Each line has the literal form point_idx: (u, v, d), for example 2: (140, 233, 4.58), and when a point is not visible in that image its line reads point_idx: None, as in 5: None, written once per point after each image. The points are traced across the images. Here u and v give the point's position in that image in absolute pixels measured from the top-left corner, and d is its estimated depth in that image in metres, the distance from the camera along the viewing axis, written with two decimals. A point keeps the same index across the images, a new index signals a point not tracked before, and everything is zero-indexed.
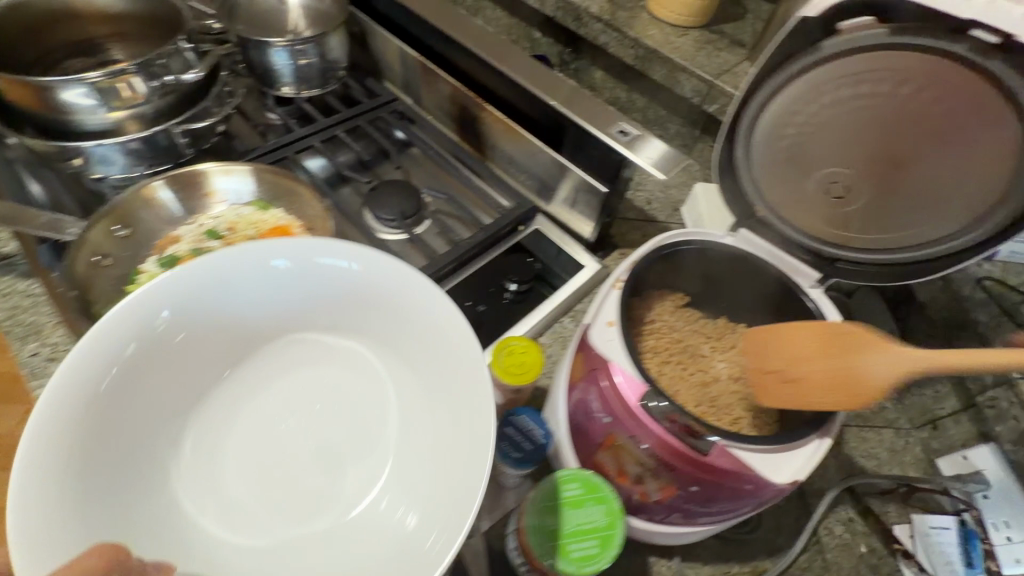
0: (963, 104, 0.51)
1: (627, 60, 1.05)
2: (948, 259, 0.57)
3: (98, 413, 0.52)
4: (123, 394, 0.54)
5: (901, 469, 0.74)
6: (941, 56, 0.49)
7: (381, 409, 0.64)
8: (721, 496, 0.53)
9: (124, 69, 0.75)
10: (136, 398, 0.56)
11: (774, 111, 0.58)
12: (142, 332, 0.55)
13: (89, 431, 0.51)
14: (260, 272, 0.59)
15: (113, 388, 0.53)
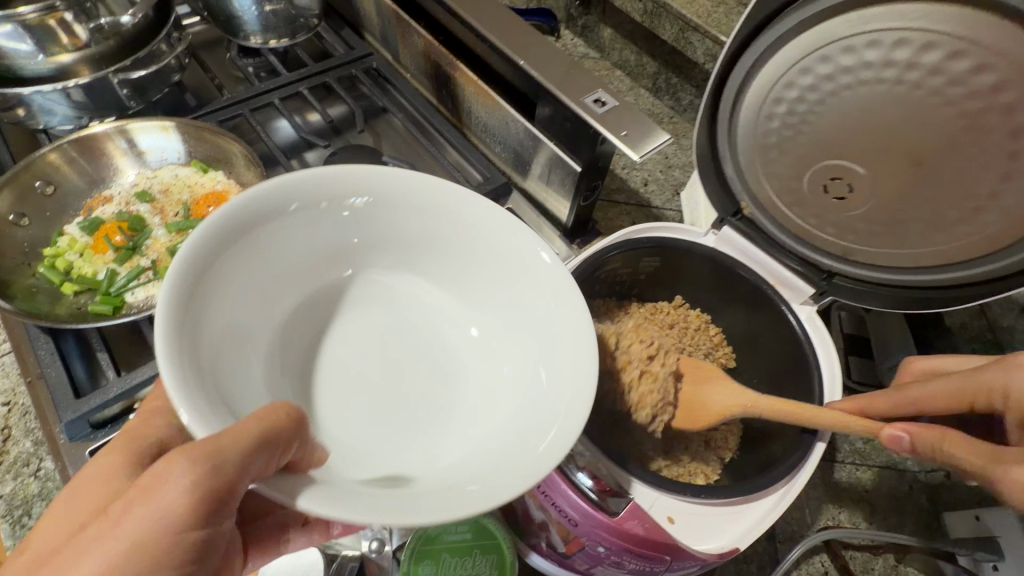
0: (1014, 77, 0.39)
1: (635, 16, 0.90)
2: (973, 287, 0.45)
3: (229, 281, 0.41)
4: (244, 267, 0.42)
5: (899, 519, 0.62)
6: (983, 8, 0.38)
7: (458, 374, 0.48)
8: (635, 560, 0.42)
9: (52, 5, 0.68)
10: (258, 284, 0.44)
11: (765, 81, 0.47)
12: (302, 203, 0.45)
13: (229, 296, 0.41)
14: (389, 182, 0.47)
15: (240, 254, 0.42)
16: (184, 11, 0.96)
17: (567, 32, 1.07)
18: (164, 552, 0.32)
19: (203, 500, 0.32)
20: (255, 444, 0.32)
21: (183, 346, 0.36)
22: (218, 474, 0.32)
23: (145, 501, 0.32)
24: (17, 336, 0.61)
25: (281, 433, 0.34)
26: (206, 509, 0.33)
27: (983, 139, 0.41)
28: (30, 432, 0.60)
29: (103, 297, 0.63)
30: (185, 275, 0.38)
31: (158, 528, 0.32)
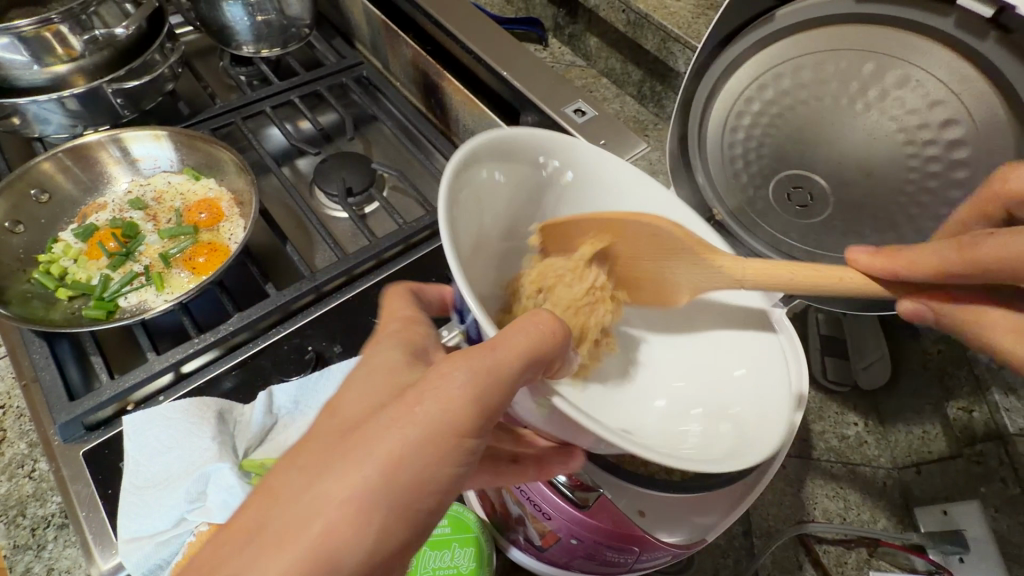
0: (946, 95, 0.43)
1: (618, 27, 0.93)
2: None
3: (474, 206, 0.41)
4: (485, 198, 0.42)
5: (871, 514, 0.64)
6: None
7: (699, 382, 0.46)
8: (606, 550, 0.44)
9: (48, 18, 0.70)
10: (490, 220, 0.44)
11: (730, 96, 0.50)
12: (538, 157, 0.45)
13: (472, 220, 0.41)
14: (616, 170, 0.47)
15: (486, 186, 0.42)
16: (178, 20, 0.98)
17: (554, 41, 1.09)
18: (456, 450, 0.30)
19: (485, 399, 0.31)
20: (529, 358, 0.32)
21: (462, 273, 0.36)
22: (502, 372, 0.31)
23: (432, 390, 0.31)
24: (12, 341, 0.62)
25: (548, 346, 0.34)
26: (490, 411, 0.31)
27: (924, 151, 0.44)
28: (24, 434, 0.62)
29: (98, 302, 0.65)
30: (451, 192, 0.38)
31: (447, 416, 0.30)
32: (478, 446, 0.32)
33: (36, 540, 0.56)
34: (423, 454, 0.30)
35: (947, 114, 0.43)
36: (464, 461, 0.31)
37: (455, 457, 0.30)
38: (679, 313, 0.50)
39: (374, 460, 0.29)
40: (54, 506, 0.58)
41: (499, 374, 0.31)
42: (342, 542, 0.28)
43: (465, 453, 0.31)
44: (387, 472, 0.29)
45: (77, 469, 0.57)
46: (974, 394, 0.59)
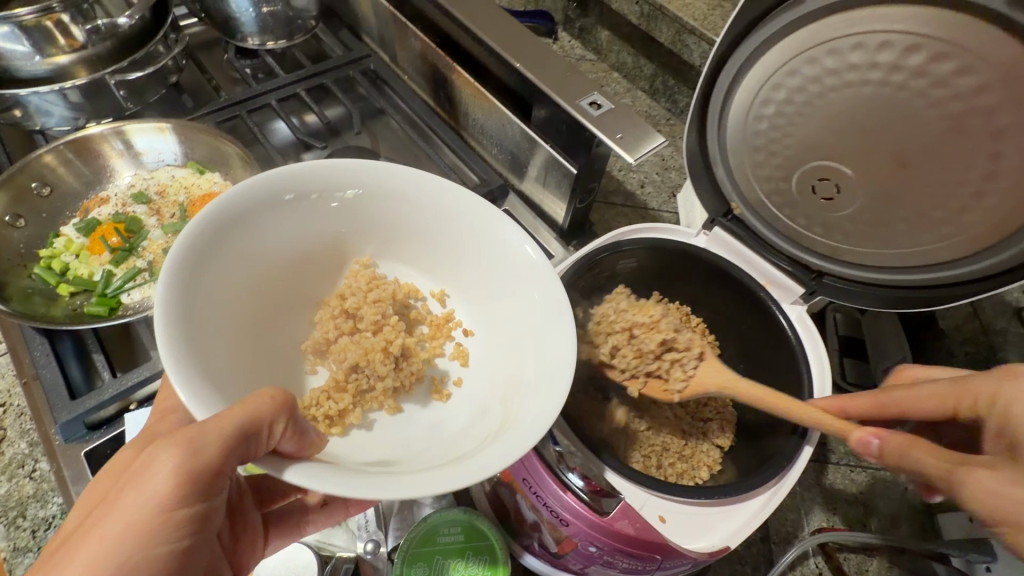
0: (995, 81, 0.39)
1: (631, 18, 0.90)
2: (949, 290, 0.45)
3: (238, 252, 0.44)
4: (255, 240, 0.46)
5: (892, 520, 0.62)
6: (959, 10, 0.39)
7: (494, 393, 0.48)
8: (624, 559, 0.42)
9: (49, 7, 0.68)
10: (269, 257, 0.47)
11: (754, 83, 0.48)
12: (313, 189, 0.47)
13: (232, 261, 0.44)
14: (423, 192, 0.49)
15: (251, 229, 0.45)
16: (182, 11, 0.96)
17: (564, 34, 1.07)
18: (158, 528, 0.34)
19: (193, 472, 0.35)
20: (236, 433, 0.34)
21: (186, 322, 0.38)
22: (201, 453, 0.34)
23: (133, 488, 0.34)
24: (12, 339, 0.61)
25: (270, 415, 0.35)
26: (196, 487, 0.35)
27: (964, 140, 0.42)
28: (25, 433, 0.60)
29: (100, 297, 0.63)
30: (197, 242, 0.41)
31: (152, 503, 0.33)
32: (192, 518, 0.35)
33: (37, 541, 0.55)
34: (122, 534, 0.33)
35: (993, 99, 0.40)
36: (182, 531, 0.35)
37: (164, 533, 0.34)
38: (516, 328, 0.48)
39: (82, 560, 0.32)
40: (55, 507, 0.56)
41: (204, 457, 0.34)
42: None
43: (174, 526, 0.35)
44: (114, 545, 0.33)
45: (79, 469, 0.56)
46: None
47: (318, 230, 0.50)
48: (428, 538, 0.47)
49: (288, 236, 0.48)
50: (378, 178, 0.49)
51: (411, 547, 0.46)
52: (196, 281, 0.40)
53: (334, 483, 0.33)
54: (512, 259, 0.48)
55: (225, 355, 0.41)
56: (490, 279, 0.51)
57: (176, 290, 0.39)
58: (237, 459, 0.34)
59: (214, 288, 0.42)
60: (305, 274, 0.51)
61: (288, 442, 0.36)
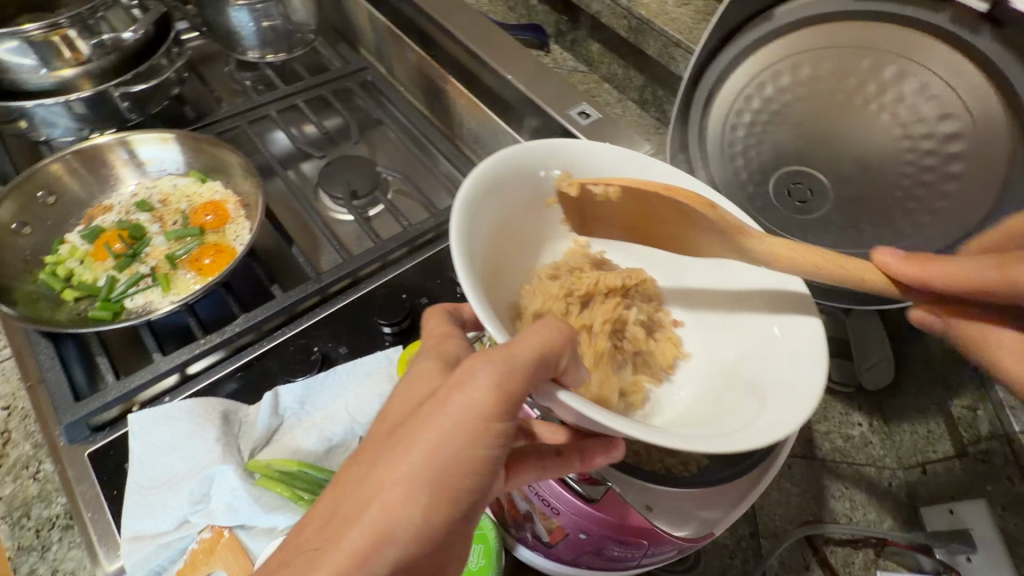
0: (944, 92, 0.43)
1: (620, 31, 0.93)
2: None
3: (491, 211, 0.44)
4: (503, 204, 0.45)
5: (877, 514, 0.64)
6: (910, 27, 0.44)
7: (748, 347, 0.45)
8: (611, 543, 0.44)
9: (56, 23, 0.71)
10: (511, 223, 0.47)
11: (730, 92, 0.51)
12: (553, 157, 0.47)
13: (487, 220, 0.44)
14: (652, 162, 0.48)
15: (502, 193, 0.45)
16: (184, 26, 0.99)
17: (556, 47, 1.10)
18: (482, 436, 0.32)
19: (511, 394, 0.32)
20: (538, 356, 0.33)
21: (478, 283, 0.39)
22: (516, 376, 0.32)
23: (458, 395, 0.32)
24: (18, 343, 0.62)
25: (557, 350, 0.34)
26: (508, 412, 0.33)
27: (919, 147, 0.45)
28: (29, 435, 0.62)
29: (104, 303, 0.65)
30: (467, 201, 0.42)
31: (476, 419, 0.32)
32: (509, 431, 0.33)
33: (40, 541, 0.56)
34: (450, 436, 0.32)
35: (941, 109, 0.44)
36: (498, 442, 0.33)
37: (486, 440, 0.32)
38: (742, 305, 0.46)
39: (410, 464, 0.31)
40: (59, 507, 0.57)
41: (521, 375, 0.33)
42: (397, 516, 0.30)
43: (495, 436, 0.33)
44: (443, 447, 0.32)
45: (83, 470, 0.57)
46: (976, 392, 0.59)
47: (556, 197, 0.49)
48: None
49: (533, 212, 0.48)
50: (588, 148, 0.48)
51: None
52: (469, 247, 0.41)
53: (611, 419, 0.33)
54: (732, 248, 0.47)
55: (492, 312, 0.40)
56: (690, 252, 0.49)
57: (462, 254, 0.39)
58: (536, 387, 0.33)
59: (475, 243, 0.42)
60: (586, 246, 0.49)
61: (568, 373, 0.36)
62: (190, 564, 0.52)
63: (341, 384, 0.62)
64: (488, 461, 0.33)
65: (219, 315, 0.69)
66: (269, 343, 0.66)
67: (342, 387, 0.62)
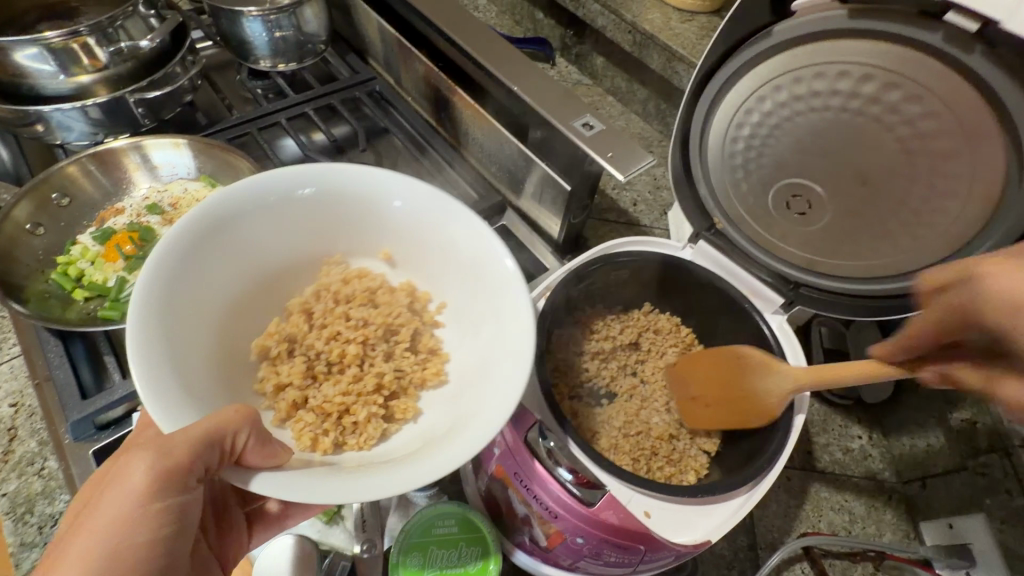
0: (940, 107, 0.43)
1: (625, 46, 0.95)
2: (907, 299, 0.47)
3: (204, 250, 0.47)
4: (220, 241, 0.48)
5: (877, 527, 0.64)
6: (909, 45, 0.43)
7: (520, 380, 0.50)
8: (608, 549, 0.44)
9: (76, 31, 0.73)
10: (230, 257, 0.50)
11: (730, 109, 0.52)
12: (281, 198, 0.51)
13: (204, 262, 0.47)
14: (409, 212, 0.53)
15: (213, 233, 0.48)
16: (198, 35, 1.01)
17: (562, 60, 1.12)
18: (138, 518, 0.40)
19: (169, 472, 0.40)
20: (196, 444, 0.38)
21: (162, 321, 0.42)
22: (170, 456, 0.39)
23: (119, 476, 0.40)
24: (28, 341, 0.63)
25: (227, 434, 0.39)
26: (164, 488, 0.40)
27: (914, 161, 0.46)
28: (35, 432, 0.62)
29: (113, 302, 0.66)
30: (174, 246, 0.45)
31: (128, 500, 0.39)
32: (166, 509, 0.41)
33: (43, 537, 0.56)
34: (111, 524, 0.39)
35: (939, 126, 0.44)
36: (161, 521, 0.41)
37: (141, 523, 0.40)
38: (480, 340, 0.50)
39: (96, 546, 0.38)
40: (62, 504, 0.58)
41: (168, 452, 0.39)
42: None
43: (154, 515, 0.40)
44: (102, 534, 0.38)
45: (86, 467, 0.58)
46: (977, 405, 0.60)
47: (281, 236, 0.52)
48: (425, 529, 0.50)
49: (258, 240, 0.51)
50: (332, 179, 0.52)
51: (409, 538, 0.49)
52: (178, 281, 0.45)
53: (300, 493, 0.37)
54: (488, 288, 0.51)
55: (194, 363, 0.44)
56: (467, 280, 0.53)
57: (157, 289, 0.43)
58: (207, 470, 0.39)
59: (189, 291, 0.46)
60: (266, 281, 0.53)
61: (253, 454, 0.39)
62: None
63: None
64: (151, 540, 0.40)
65: None
66: None
67: None
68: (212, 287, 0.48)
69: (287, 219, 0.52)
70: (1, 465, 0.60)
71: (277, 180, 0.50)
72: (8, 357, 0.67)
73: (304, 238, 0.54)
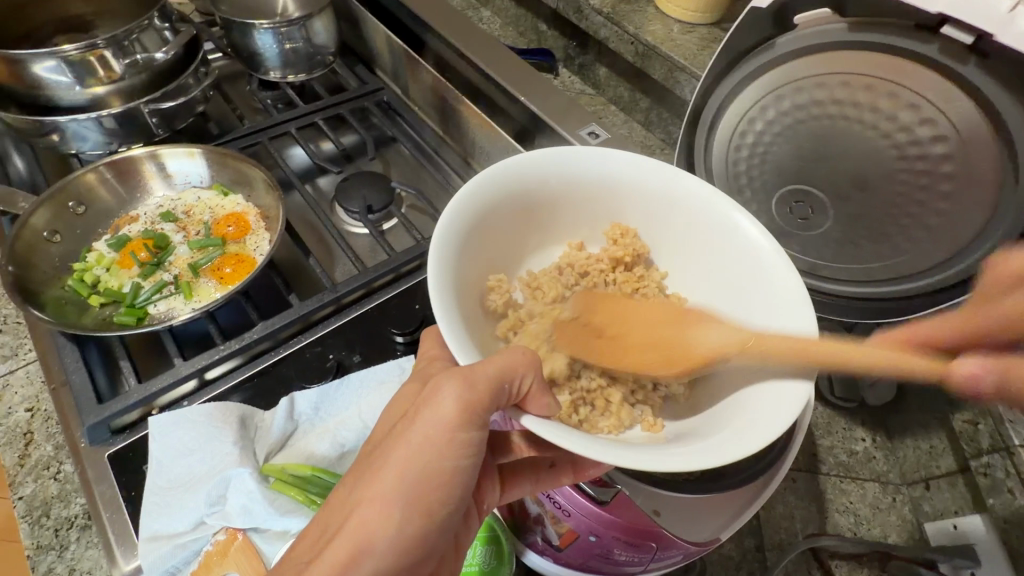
0: (935, 115, 0.45)
1: (627, 56, 0.97)
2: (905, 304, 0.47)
3: (500, 202, 0.50)
4: (514, 198, 0.51)
5: (882, 528, 0.64)
6: (904, 56, 0.46)
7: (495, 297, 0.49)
8: (620, 543, 0.46)
9: (94, 43, 0.75)
10: (517, 215, 0.52)
11: (733, 116, 0.53)
12: (575, 170, 0.52)
13: (494, 211, 0.50)
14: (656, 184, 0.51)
15: (510, 189, 0.50)
16: (208, 46, 1.03)
17: (565, 70, 1.14)
18: (448, 446, 0.40)
19: (476, 402, 0.39)
20: (497, 383, 0.38)
21: (447, 273, 0.44)
22: (474, 396, 0.39)
23: (427, 411, 0.40)
24: (44, 345, 0.64)
25: (515, 374, 0.39)
26: (475, 419, 0.40)
27: (908, 166, 0.47)
28: (51, 436, 0.63)
29: (128, 308, 0.67)
30: (478, 189, 0.49)
31: (441, 427, 0.40)
32: (471, 444, 0.41)
33: (59, 540, 0.57)
34: (421, 450, 0.40)
35: (935, 133, 0.46)
36: (461, 453, 0.41)
37: (452, 453, 0.40)
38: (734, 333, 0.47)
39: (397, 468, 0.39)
40: (78, 507, 0.59)
41: (475, 382, 0.39)
42: (376, 530, 0.38)
43: (458, 448, 0.40)
44: (417, 456, 0.39)
45: (103, 471, 0.58)
46: (976, 408, 0.61)
47: (569, 201, 0.53)
48: None
49: (526, 218, 0.53)
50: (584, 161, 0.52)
51: None
52: (459, 242, 0.46)
53: (570, 441, 0.36)
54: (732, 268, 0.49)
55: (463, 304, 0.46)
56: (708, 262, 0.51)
57: (442, 245, 0.45)
58: (498, 404, 0.39)
59: (475, 232, 0.48)
60: (530, 244, 0.55)
61: (533, 403, 0.39)
62: (205, 565, 0.53)
63: (355, 391, 0.63)
64: (452, 471, 0.41)
65: (237, 323, 0.71)
66: (282, 353, 0.67)
67: (356, 394, 0.63)
68: (484, 244, 0.50)
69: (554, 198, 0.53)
70: (18, 469, 0.61)
71: (547, 159, 0.52)
72: (25, 362, 0.68)
73: (574, 213, 0.54)
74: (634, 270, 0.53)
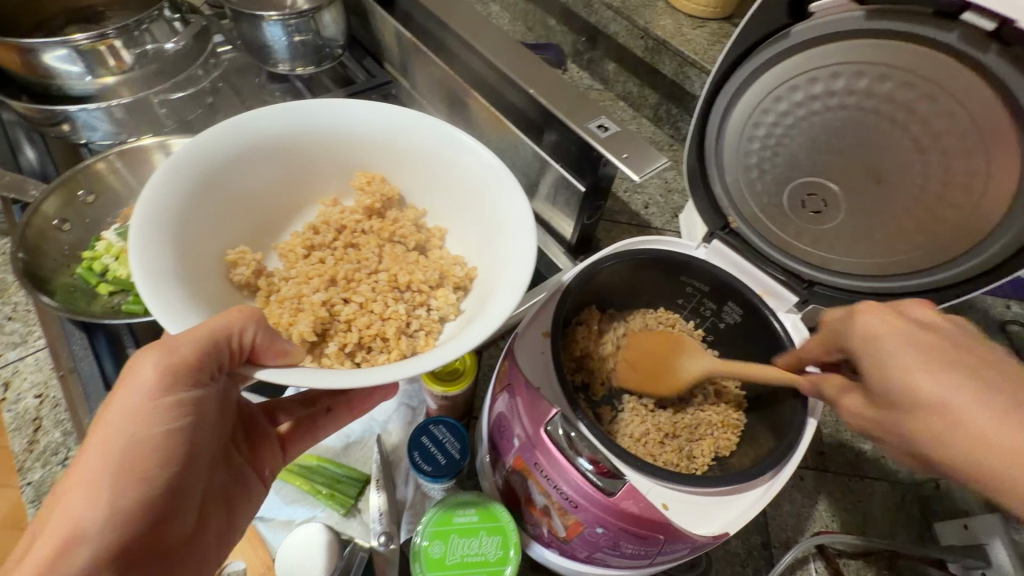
0: (954, 106, 0.44)
1: (637, 51, 0.96)
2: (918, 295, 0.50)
3: (247, 152, 0.56)
4: (261, 149, 0.57)
5: (890, 528, 0.64)
6: (923, 45, 0.44)
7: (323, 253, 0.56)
8: (627, 536, 0.45)
9: (105, 33, 0.75)
10: (267, 166, 0.58)
11: (745, 108, 0.52)
12: (369, 131, 0.59)
13: (240, 163, 0.56)
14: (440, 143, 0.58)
15: (266, 142, 0.57)
16: (217, 39, 1.03)
17: (574, 65, 1.14)
18: (152, 414, 0.42)
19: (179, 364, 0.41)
20: (207, 337, 0.41)
21: (166, 216, 0.49)
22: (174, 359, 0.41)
23: (127, 386, 0.42)
24: (52, 332, 0.64)
25: (234, 327, 0.42)
26: (181, 382, 0.42)
27: (925, 159, 0.47)
28: (59, 423, 0.63)
29: (138, 296, 0.67)
30: (224, 141, 0.54)
31: (142, 396, 0.41)
32: (180, 405, 0.43)
33: None
34: (127, 424, 0.41)
35: (953, 124, 0.45)
36: (166, 420, 0.42)
37: (154, 420, 0.42)
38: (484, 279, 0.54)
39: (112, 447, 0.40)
40: None
41: (165, 344, 0.41)
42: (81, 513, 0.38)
43: (161, 414, 0.42)
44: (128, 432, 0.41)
45: None
46: None
47: (333, 158, 0.60)
48: (444, 520, 0.51)
49: (284, 175, 0.59)
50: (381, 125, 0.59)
51: (430, 527, 0.50)
52: (197, 183, 0.52)
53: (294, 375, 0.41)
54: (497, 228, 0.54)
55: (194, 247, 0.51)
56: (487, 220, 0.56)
57: (161, 190, 0.49)
58: (199, 361, 0.42)
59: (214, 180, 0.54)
60: (283, 196, 0.61)
61: (260, 348, 0.43)
62: None
63: None
64: (163, 437, 0.42)
65: None
66: None
67: None
68: (222, 193, 0.55)
69: (325, 154, 0.60)
70: (26, 455, 0.61)
71: (315, 117, 0.58)
72: (33, 349, 0.69)
73: (327, 165, 0.61)
74: (388, 215, 0.61)
